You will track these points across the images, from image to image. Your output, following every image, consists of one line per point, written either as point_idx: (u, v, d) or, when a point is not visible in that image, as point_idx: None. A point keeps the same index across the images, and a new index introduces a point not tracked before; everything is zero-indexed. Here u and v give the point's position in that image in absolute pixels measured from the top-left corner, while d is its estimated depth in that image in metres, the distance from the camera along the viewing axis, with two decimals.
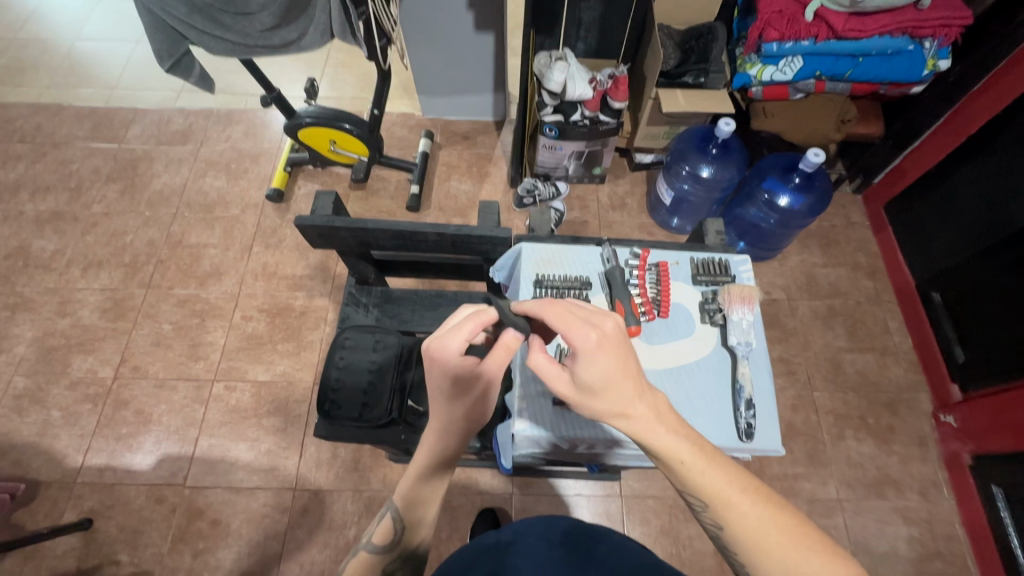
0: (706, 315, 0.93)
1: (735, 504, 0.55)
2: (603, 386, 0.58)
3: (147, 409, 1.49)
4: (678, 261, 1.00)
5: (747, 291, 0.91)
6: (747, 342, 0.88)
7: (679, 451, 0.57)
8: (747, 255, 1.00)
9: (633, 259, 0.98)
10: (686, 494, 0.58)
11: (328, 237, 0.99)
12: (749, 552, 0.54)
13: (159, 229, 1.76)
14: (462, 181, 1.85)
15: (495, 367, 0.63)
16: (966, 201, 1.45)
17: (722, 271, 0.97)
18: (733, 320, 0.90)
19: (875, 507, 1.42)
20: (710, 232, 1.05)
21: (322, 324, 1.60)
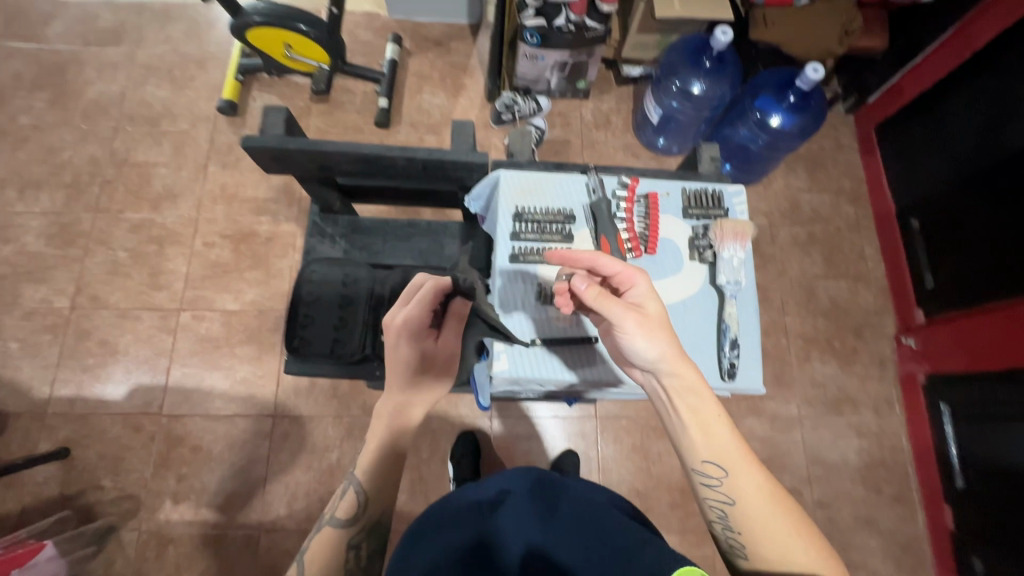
0: (695, 252, 0.90)
1: (752, 478, 0.66)
2: (662, 328, 0.70)
3: (112, 339, 1.44)
4: (669, 192, 0.94)
5: (740, 226, 0.87)
6: (736, 282, 0.86)
7: (713, 415, 0.69)
8: (742, 186, 0.94)
9: (621, 190, 0.92)
10: (707, 460, 0.68)
11: (284, 160, 0.90)
12: (756, 521, 0.64)
13: (99, 145, 1.59)
14: (435, 94, 1.70)
15: (449, 335, 0.76)
16: (959, 126, 1.39)
17: (714, 204, 0.93)
18: (724, 257, 0.87)
19: (832, 422, 1.52)
20: (704, 158, 0.98)
21: (291, 251, 1.52)
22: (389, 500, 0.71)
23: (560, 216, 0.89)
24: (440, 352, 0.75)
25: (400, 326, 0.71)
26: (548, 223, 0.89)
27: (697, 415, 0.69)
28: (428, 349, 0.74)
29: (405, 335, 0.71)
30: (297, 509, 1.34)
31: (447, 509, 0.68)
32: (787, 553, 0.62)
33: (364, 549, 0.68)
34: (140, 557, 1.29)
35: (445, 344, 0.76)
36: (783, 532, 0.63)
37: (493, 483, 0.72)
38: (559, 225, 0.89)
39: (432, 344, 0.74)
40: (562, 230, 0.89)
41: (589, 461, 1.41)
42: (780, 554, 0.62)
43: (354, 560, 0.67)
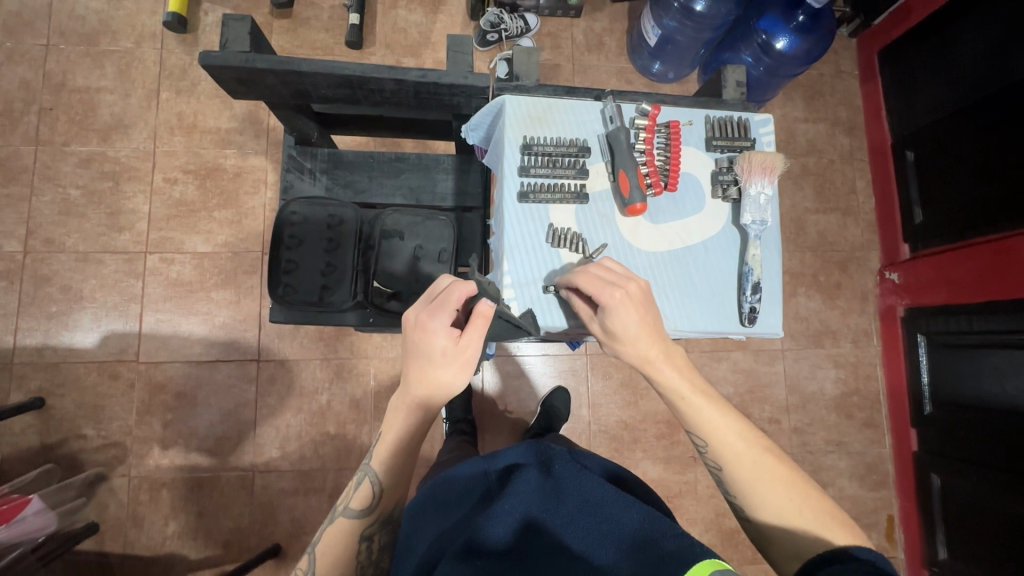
0: (719, 189, 0.85)
1: (732, 444, 0.68)
2: (628, 340, 0.70)
3: (75, 285, 1.34)
4: (692, 121, 0.88)
5: (769, 159, 0.81)
6: (762, 221, 0.82)
7: (683, 393, 0.71)
8: (770, 116, 0.89)
9: (641, 118, 0.84)
10: (691, 432, 0.72)
11: (251, 83, 0.80)
12: (744, 484, 0.67)
13: (30, 66, 1.40)
14: (412, 10, 1.53)
15: (473, 339, 0.64)
16: (965, 48, 1.32)
17: (740, 135, 0.87)
18: (750, 194, 0.82)
19: (812, 354, 1.57)
20: (729, 83, 0.90)
21: (262, 188, 1.41)
22: (401, 491, 0.72)
23: (574, 147, 0.82)
24: (464, 355, 0.65)
25: (415, 318, 0.64)
26: (560, 157, 0.82)
27: (670, 397, 0.72)
28: (445, 348, 0.64)
29: (423, 334, 0.64)
30: (290, 451, 1.34)
31: (457, 482, 0.70)
32: (780, 512, 0.64)
33: (375, 541, 0.70)
34: (133, 502, 1.29)
35: (467, 349, 0.65)
36: (777, 497, 0.65)
37: (499, 452, 0.72)
38: (573, 157, 0.83)
39: (449, 345, 0.64)
40: (575, 163, 0.83)
41: (579, 397, 1.44)
42: (772, 514, 0.65)
43: (366, 552, 0.69)
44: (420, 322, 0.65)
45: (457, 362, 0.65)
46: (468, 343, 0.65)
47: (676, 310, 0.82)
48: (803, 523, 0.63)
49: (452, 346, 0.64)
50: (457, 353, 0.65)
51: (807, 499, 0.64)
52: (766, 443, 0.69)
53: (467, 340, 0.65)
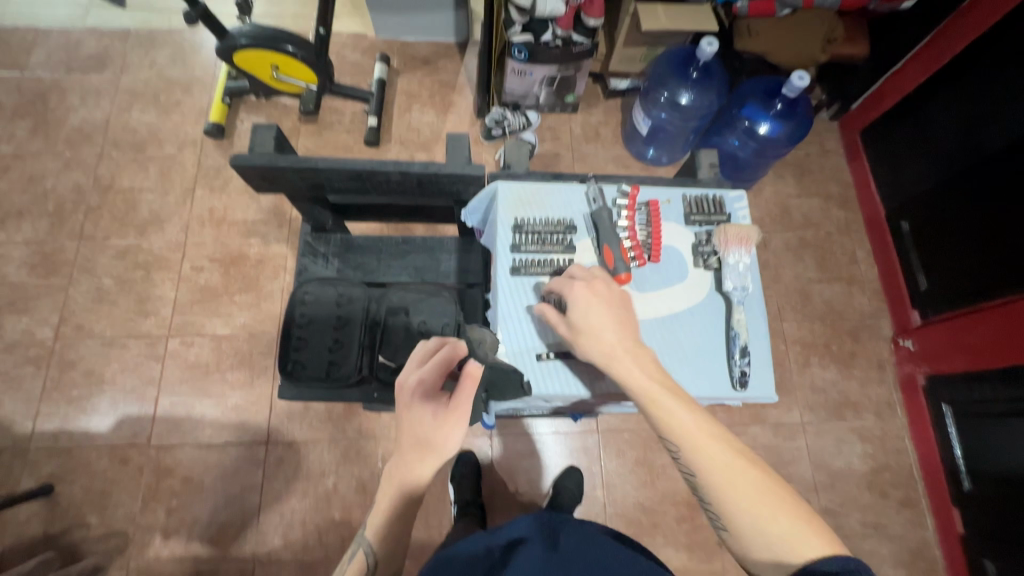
0: (700, 259, 0.89)
1: (708, 445, 0.64)
2: (594, 334, 0.72)
3: (98, 369, 1.39)
4: (670, 199, 0.93)
5: (744, 232, 0.86)
6: (743, 288, 0.86)
7: (658, 396, 0.67)
8: (743, 191, 0.94)
9: (622, 198, 0.90)
10: (664, 439, 0.67)
11: (274, 180, 0.89)
12: (721, 490, 0.62)
13: (84, 172, 1.57)
14: (424, 112, 1.70)
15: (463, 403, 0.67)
16: (940, 127, 1.41)
17: (716, 210, 0.92)
18: (730, 263, 0.87)
19: (835, 428, 1.50)
20: (703, 165, 0.97)
21: (281, 273, 1.49)
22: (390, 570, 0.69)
23: (560, 226, 0.88)
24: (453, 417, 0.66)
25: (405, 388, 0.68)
26: (548, 235, 0.87)
27: (645, 399, 0.68)
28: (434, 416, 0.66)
29: (415, 399, 0.68)
30: (293, 539, 1.29)
31: (458, 555, 0.66)
32: (757, 518, 0.59)
33: None
34: None
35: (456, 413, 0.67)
36: (756, 502, 0.60)
37: (502, 529, 0.70)
38: (559, 235, 0.87)
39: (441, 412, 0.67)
40: (563, 240, 0.87)
41: (593, 477, 1.39)
42: (752, 523, 0.59)
43: None
44: (411, 388, 0.69)
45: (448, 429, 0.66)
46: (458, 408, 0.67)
47: (668, 377, 0.82)
48: (780, 530, 0.58)
49: (442, 413, 0.67)
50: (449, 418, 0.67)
51: (786, 505, 0.60)
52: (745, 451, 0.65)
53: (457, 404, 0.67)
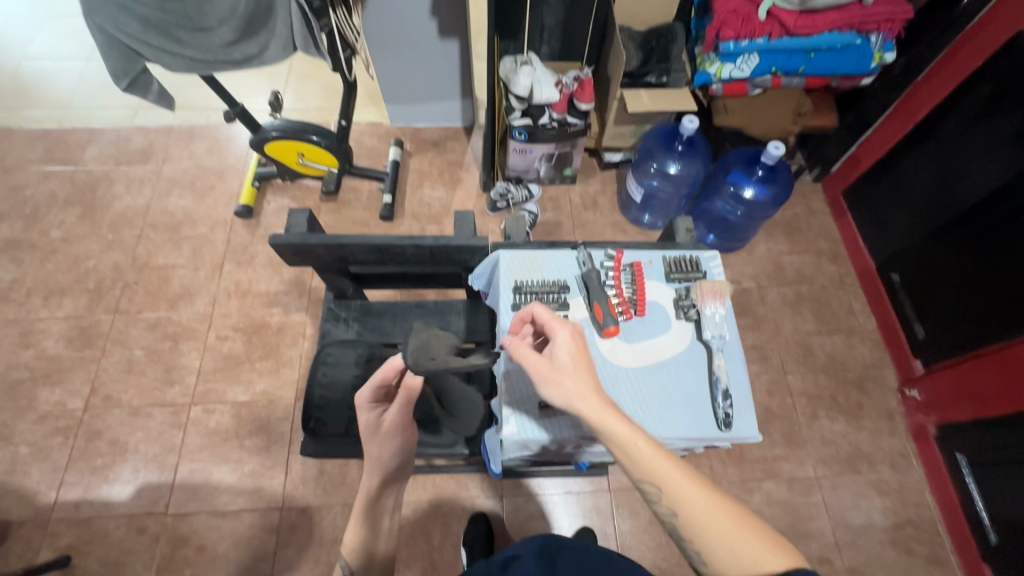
0: (681, 311, 0.96)
1: (684, 484, 0.64)
2: (571, 373, 0.70)
3: (122, 438, 1.45)
4: (651, 260, 1.02)
5: (718, 286, 0.94)
6: (721, 335, 0.91)
7: (636, 439, 0.65)
8: (716, 251, 1.02)
9: (608, 260, 0.99)
10: (641, 482, 0.65)
11: (304, 254, 0.99)
12: (701, 527, 0.61)
13: (124, 252, 1.71)
14: (435, 188, 1.85)
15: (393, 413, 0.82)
16: (916, 185, 1.51)
17: (693, 268, 1.00)
18: (707, 315, 0.93)
19: (851, 482, 1.48)
20: (680, 231, 1.06)
21: (300, 340, 1.58)
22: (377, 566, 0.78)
23: (555, 286, 0.95)
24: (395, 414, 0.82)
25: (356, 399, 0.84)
26: (545, 294, 0.95)
27: (620, 442, 0.66)
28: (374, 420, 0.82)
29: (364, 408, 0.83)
30: None
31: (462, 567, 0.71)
32: (734, 550, 0.60)
33: None
34: None
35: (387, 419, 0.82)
36: (733, 535, 0.60)
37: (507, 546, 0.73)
38: (554, 295, 0.95)
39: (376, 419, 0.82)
40: (558, 299, 0.95)
41: (607, 540, 1.37)
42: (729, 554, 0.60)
43: None
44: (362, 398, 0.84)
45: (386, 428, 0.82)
46: (389, 417, 0.82)
47: (658, 420, 0.86)
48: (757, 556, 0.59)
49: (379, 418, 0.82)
50: (382, 424, 0.82)
51: (758, 532, 0.60)
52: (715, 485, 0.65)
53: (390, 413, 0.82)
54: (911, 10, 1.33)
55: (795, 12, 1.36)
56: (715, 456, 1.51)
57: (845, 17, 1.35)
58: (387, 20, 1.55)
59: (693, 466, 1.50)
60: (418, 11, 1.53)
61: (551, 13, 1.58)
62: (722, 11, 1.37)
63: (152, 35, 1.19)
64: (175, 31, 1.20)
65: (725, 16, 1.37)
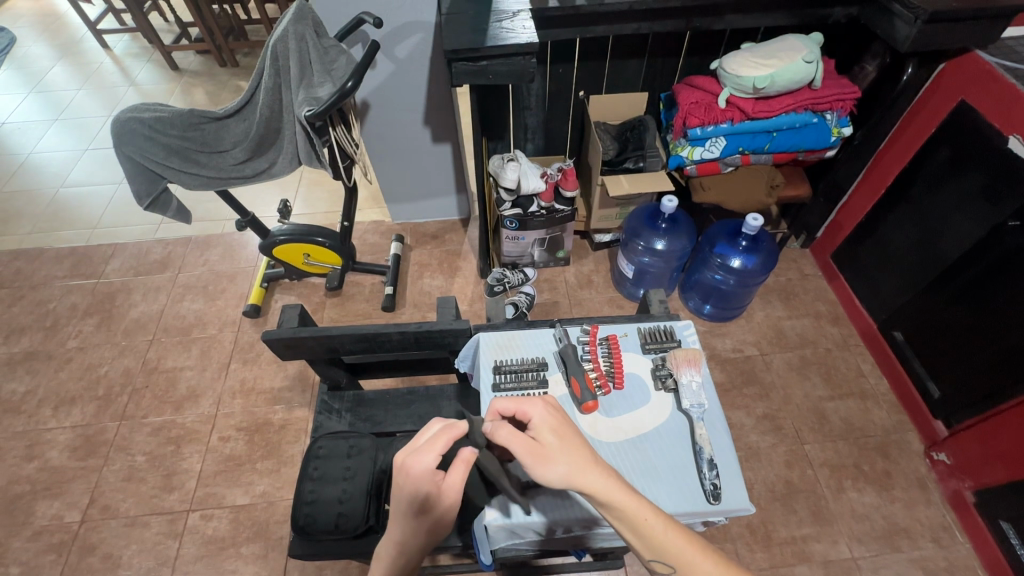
0: (659, 382, 0.96)
1: (695, 559, 0.63)
2: (561, 449, 0.66)
3: (116, 552, 1.40)
4: (627, 332, 1.04)
5: (691, 353, 0.96)
6: (700, 404, 0.91)
7: (644, 515, 0.63)
8: (689, 320, 1.05)
9: (584, 335, 1.02)
10: (652, 559, 0.64)
11: (297, 347, 1.03)
12: None
13: (135, 357, 1.76)
14: (434, 277, 1.93)
15: (458, 484, 0.66)
16: (900, 244, 1.55)
17: (668, 338, 1.02)
18: (684, 383, 0.93)
19: (892, 561, 1.36)
20: (654, 303, 1.11)
21: (302, 436, 1.56)
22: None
23: (533, 363, 0.96)
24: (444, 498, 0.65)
25: (406, 462, 0.64)
26: (524, 372, 0.96)
27: (625, 520, 0.64)
28: (430, 494, 0.64)
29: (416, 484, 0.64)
30: None
31: None
32: None
33: None
34: None
35: (449, 494, 0.65)
36: None
37: None
38: (533, 372, 0.96)
39: (439, 489, 0.65)
40: (537, 376, 0.95)
41: None
42: None
43: None
44: (408, 461, 0.65)
45: (443, 505, 0.65)
46: (451, 488, 0.65)
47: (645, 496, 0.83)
48: None
49: (435, 490, 0.65)
50: (443, 498, 0.65)
51: None
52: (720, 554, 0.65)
53: (452, 483, 0.66)
54: (857, 90, 1.46)
55: (751, 99, 1.48)
56: (739, 539, 1.40)
57: (798, 100, 1.47)
58: (384, 132, 1.73)
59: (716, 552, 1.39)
60: (413, 123, 1.71)
61: (532, 115, 1.75)
62: (686, 103, 1.51)
63: (173, 158, 1.33)
64: (194, 154, 1.35)
65: (689, 107, 1.50)
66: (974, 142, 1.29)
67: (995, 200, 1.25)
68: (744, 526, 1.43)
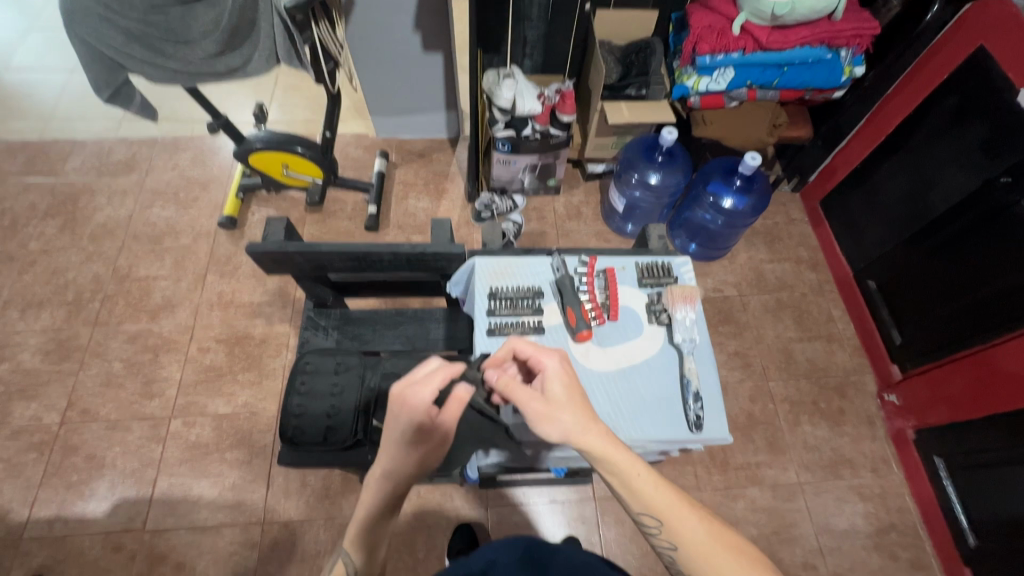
0: (653, 316, 0.97)
1: (687, 519, 0.65)
2: (566, 405, 0.69)
3: (100, 453, 1.42)
4: (624, 266, 1.03)
5: (688, 290, 0.96)
6: (691, 339, 0.93)
7: (638, 469, 0.66)
8: (688, 257, 1.05)
9: (582, 267, 1.00)
10: (641, 514, 0.66)
11: (282, 262, 1.00)
12: (701, 559, 0.62)
13: (104, 263, 1.69)
14: (420, 198, 1.86)
15: (449, 421, 0.70)
16: (890, 195, 1.55)
17: (665, 274, 1.02)
18: (677, 319, 0.94)
19: (833, 487, 1.50)
20: (653, 238, 1.09)
21: (284, 350, 1.57)
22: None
23: (529, 291, 0.96)
24: (437, 433, 0.69)
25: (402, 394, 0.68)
26: (520, 300, 0.95)
27: (620, 476, 0.66)
28: (424, 426, 0.68)
29: (406, 415, 0.68)
30: None
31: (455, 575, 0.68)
32: None
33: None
34: None
35: (444, 428, 0.70)
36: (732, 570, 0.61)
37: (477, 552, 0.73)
38: (529, 300, 0.96)
39: (431, 423, 0.69)
40: (532, 304, 0.95)
41: (592, 548, 1.35)
42: None
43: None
44: (404, 395, 0.69)
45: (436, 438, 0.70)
46: (444, 424, 0.70)
47: (629, 422, 0.87)
48: None
49: (430, 423, 0.69)
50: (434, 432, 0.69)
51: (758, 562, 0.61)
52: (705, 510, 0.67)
53: (445, 420, 0.70)
54: (877, 26, 1.39)
55: (767, 28, 1.39)
56: (699, 463, 1.51)
57: (815, 32, 1.38)
58: (372, 35, 1.58)
59: (677, 473, 1.50)
60: (403, 26, 1.56)
61: (532, 28, 1.62)
62: (698, 26, 1.42)
63: (134, 47, 1.20)
64: (157, 43, 1.20)
65: (701, 31, 1.41)
66: (983, 94, 1.26)
67: (993, 156, 1.24)
68: (706, 452, 1.53)
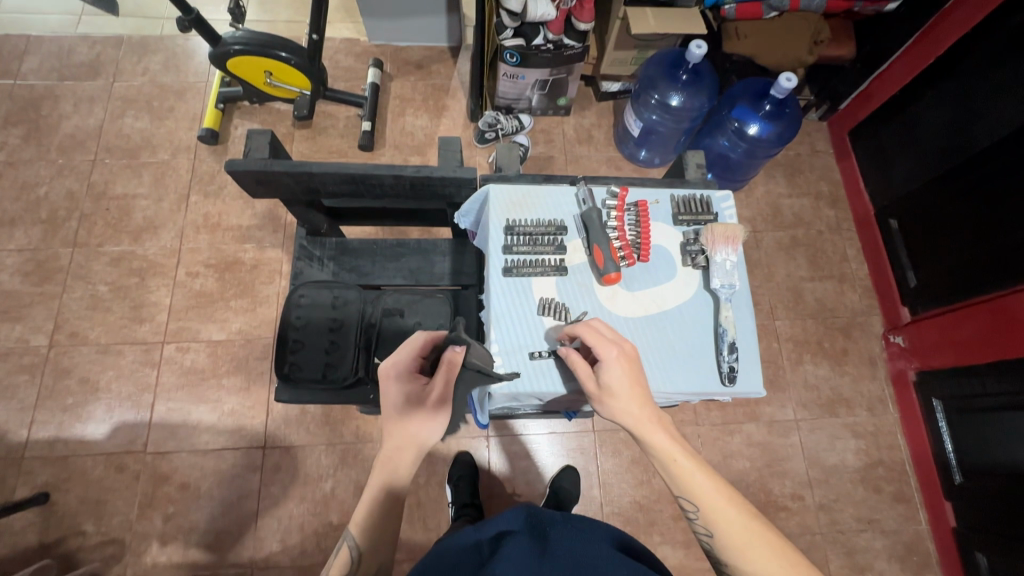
0: (688, 258, 0.90)
1: (726, 511, 0.65)
2: (622, 394, 0.71)
3: (93, 377, 1.39)
4: (658, 199, 0.94)
5: (730, 230, 0.87)
6: (731, 285, 0.86)
7: (676, 457, 0.69)
8: (729, 192, 0.96)
9: (611, 199, 0.91)
10: (681, 498, 0.68)
11: (268, 183, 0.90)
12: (736, 550, 0.63)
13: (77, 179, 1.56)
14: (418, 116, 1.71)
15: (438, 383, 0.71)
16: (929, 127, 1.43)
17: (704, 209, 0.93)
18: (716, 261, 0.87)
19: (828, 424, 1.52)
20: (691, 166, 1.00)
21: (277, 277, 1.50)
22: (385, 549, 0.68)
23: (551, 226, 0.89)
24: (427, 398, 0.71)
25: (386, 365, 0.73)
26: (540, 235, 0.88)
27: (663, 463, 0.69)
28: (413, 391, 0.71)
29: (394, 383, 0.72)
30: (291, 544, 1.29)
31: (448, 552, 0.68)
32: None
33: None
34: None
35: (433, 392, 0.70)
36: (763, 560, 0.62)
37: (489, 521, 0.73)
38: (551, 236, 0.89)
39: (421, 390, 0.72)
40: (554, 241, 0.88)
41: (590, 477, 1.38)
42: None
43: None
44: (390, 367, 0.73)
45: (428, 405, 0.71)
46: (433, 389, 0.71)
47: (658, 374, 0.83)
48: None
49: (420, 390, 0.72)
50: (427, 397, 0.71)
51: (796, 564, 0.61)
52: (761, 517, 0.66)
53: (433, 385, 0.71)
54: None
55: None
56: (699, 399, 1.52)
57: None
58: None
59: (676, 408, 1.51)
60: None
61: None
62: None
63: None
64: None
65: None
66: None
67: None
68: None
